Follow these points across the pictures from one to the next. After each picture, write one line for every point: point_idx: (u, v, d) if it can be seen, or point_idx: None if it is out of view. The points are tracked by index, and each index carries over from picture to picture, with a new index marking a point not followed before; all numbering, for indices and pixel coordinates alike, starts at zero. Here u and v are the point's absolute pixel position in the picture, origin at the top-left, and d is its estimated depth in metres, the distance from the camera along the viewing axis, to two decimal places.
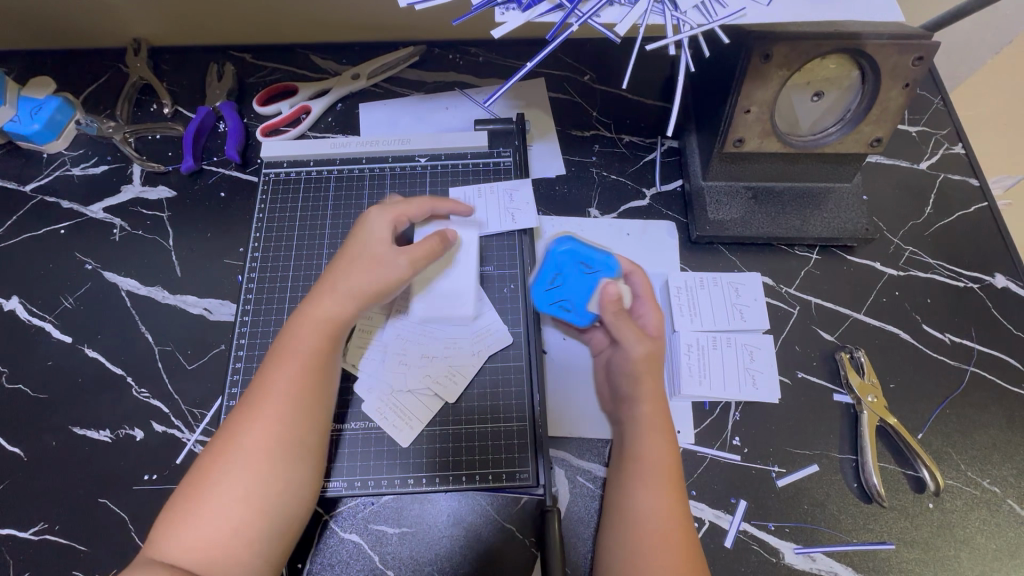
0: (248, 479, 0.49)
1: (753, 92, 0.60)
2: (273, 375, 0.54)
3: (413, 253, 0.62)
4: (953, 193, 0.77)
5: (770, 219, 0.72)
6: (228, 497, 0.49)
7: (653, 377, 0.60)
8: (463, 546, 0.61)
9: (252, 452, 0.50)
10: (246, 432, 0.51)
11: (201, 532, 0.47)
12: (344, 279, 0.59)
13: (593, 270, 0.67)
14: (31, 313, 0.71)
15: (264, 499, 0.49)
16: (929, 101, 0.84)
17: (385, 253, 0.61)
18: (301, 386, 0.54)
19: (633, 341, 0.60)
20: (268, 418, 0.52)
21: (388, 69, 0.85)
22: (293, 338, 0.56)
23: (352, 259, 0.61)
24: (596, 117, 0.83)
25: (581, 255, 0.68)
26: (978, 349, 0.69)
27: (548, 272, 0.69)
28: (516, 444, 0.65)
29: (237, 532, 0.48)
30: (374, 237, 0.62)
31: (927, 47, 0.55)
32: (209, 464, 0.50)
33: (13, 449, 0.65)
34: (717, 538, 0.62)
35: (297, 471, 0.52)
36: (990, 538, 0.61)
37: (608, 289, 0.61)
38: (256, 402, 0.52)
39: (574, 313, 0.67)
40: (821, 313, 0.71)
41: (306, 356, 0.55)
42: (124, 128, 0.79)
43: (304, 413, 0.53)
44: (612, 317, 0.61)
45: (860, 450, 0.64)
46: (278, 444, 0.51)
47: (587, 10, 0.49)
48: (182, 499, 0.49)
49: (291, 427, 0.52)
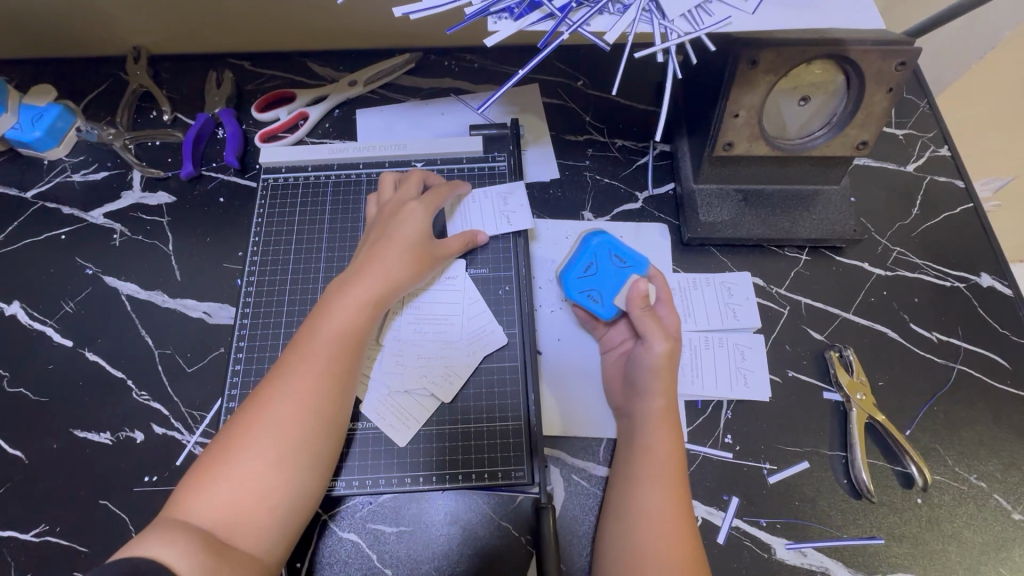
0: (282, 444, 0.52)
1: (741, 97, 0.61)
2: (314, 345, 0.57)
3: (450, 247, 0.69)
4: (939, 195, 0.79)
5: (760, 221, 0.73)
6: (261, 460, 0.50)
7: (669, 373, 0.62)
8: (460, 544, 0.62)
9: (294, 419, 0.53)
10: (285, 399, 0.53)
11: (234, 495, 0.49)
12: (386, 260, 0.64)
13: (625, 265, 0.67)
14: (32, 318, 0.72)
15: (293, 466, 0.52)
16: (915, 105, 0.85)
17: (426, 241, 0.67)
18: (342, 361, 0.57)
19: (657, 338, 0.62)
20: (310, 386, 0.55)
21: (384, 75, 0.86)
22: (336, 312, 0.60)
23: (395, 241, 0.65)
24: (588, 122, 0.84)
25: (614, 248, 0.68)
26: (964, 347, 0.70)
27: (581, 261, 0.68)
28: (512, 443, 0.66)
29: (265, 498, 0.50)
30: (413, 220, 0.67)
31: (909, 53, 0.57)
32: (246, 424, 0.52)
33: (15, 452, 0.66)
34: (710, 534, 0.63)
35: (326, 444, 0.55)
36: (977, 533, 0.62)
37: (637, 288, 0.64)
38: (298, 367, 0.55)
39: (600, 305, 0.67)
40: (811, 312, 0.72)
41: (349, 330, 0.59)
42: (124, 135, 0.80)
43: (342, 386, 0.57)
44: (639, 313, 0.63)
45: (849, 447, 0.65)
46: (316, 413, 0.54)
47: (577, 20, 0.50)
48: (211, 460, 0.50)
49: (329, 398, 0.55)
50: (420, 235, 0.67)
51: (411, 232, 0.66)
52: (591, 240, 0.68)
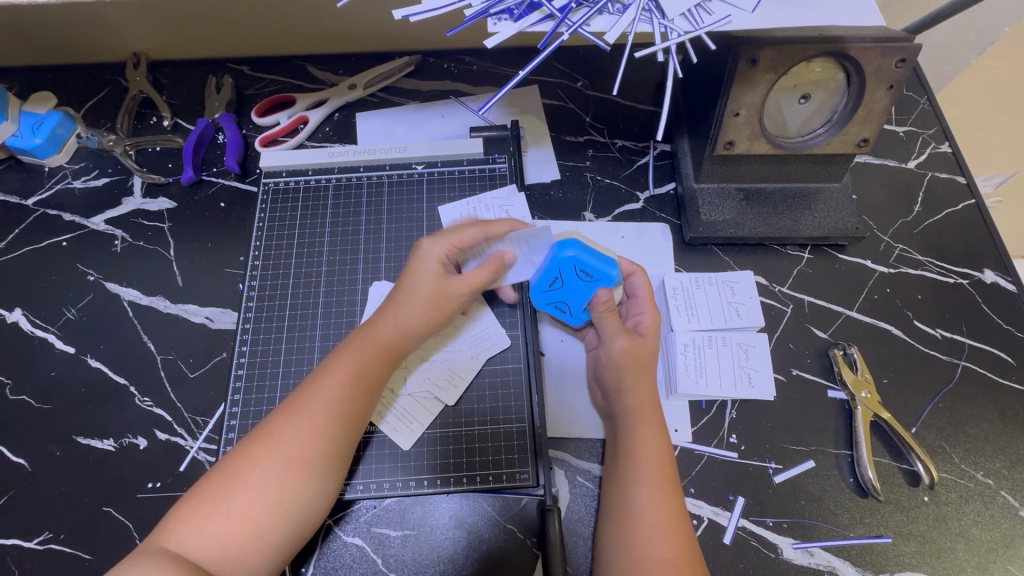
0: (279, 491, 0.51)
1: (742, 96, 0.61)
2: (323, 392, 0.55)
3: (473, 284, 0.62)
4: (940, 191, 0.79)
5: (762, 220, 0.73)
6: (256, 503, 0.50)
7: (638, 370, 0.61)
8: (464, 548, 0.62)
9: (293, 461, 0.52)
10: (287, 439, 0.52)
11: (225, 532, 0.49)
12: (402, 301, 0.61)
13: (592, 277, 0.63)
14: (34, 325, 0.72)
15: (289, 508, 0.51)
16: (916, 102, 0.85)
17: (448, 280, 0.62)
18: (350, 411, 0.56)
19: (613, 337, 0.62)
20: (313, 436, 0.53)
21: (383, 79, 0.86)
22: (346, 357, 0.58)
23: (414, 280, 0.61)
24: (589, 123, 0.84)
25: (581, 262, 0.63)
26: (968, 344, 0.70)
27: (547, 275, 0.65)
28: (515, 445, 0.65)
29: (258, 541, 0.50)
30: (438, 260, 0.62)
31: (909, 49, 0.57)
32: (244, 464, 0.51)
33: (18, 460, 0.66)
34: (716, 535, 0.62)
35: (323, 488, 0.54)
36: (985, 530, 0.62)
37: (599, 293, 0.63)
38: (303, 412, 0.54)
39: (569, 313, 0.67)
40: (814, 311, 0.72)
41: (360, 372, 0.57)
42: (123, 140, 0.80)
43: (346, 437, 0.55)
44: (600, 314, 0.63)
45: (855, 445, 0.65)
46: (317, 463, 0.53)
47: (577, 20, 0.50)
48: (204, 497, 0.50)
49: (331, 448, 0.54)
50: (443, 276, 0.61)
51: (431, 272, 0.61)
52: (554, 251, 0.63)
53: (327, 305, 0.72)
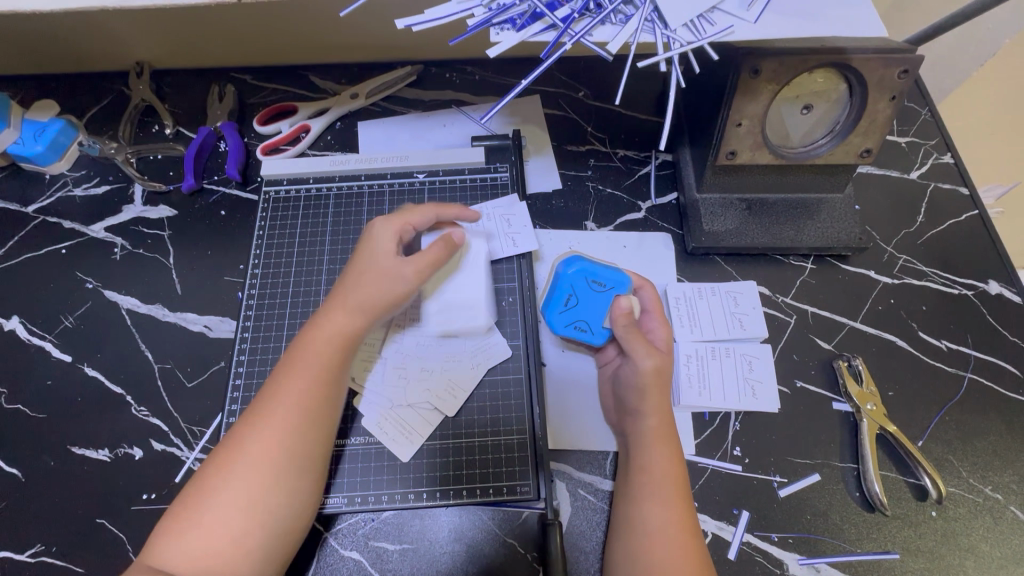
0: (246, 491, 0.50)
1: (743, 106, 0.61)
2: (281, 387, 0.55)
3: (421, 263, 0.61)
4: (943, 202, 0.78)
5: (766, 230, 0.73)
6: (226, 506, 0.49)
7: (660, 391, 0.59)
8: (464, 562, 0.61)
9: (256, 460, 0.51)
10: (250, 439, 0.52)
11: (200, 541, 0.48)
12: (355, 285, 0.60)
13: (605, 288, 0.64)
14: (32, 333, 0.72)
15: (263, 510, 0.50)
16: (917, 112, 0.85)
17: (398, 265, 0.61)
18: (310, 401, 0.55)
19: (644, 356, 0.59)
20: (274, 428, 0.52)
21: (385, 88, 0.86)
22: (303, 350, 0.57)
23: (364, 269, 0.61)
24: (590, 132, 0.84)
25: (593, 272, 0.64)
26: (974, 356, 0.69)
27: (560, 292, 0.65)
28: (516, 458, 0.64)
29: (233, 546, 0.48)
30: (383, 245, 0.62)
31: (911, 61, 0.57)
32: (212, 470, 0.51)
33: (11, 470, 0.65)
34: (721, 550, 0.61)
35: (298, 487, 0.53)
36: (994, 547, 0.61)
37: (620, 302, 0.60)
38: (263, 409, 0.54)
39: (591, 333, 0.66)
40: (818, 322, 0.72)
41: (319, 365, 0.56)
42: (125, 148, 0.80)
43: (308, 426, 0.54)
44: (623, 330, 0.60)
45: (861, 458, 0.64)
46: (281, 457, 0.52)
47: (579, 30, 0.50)
48: (182, 507, 0.50)
49: (293, 441, 0.53)
50: (389, 258, 0.61)
51: (378, 259, 0.61)
52: (568, 267, 0.64)
53: None
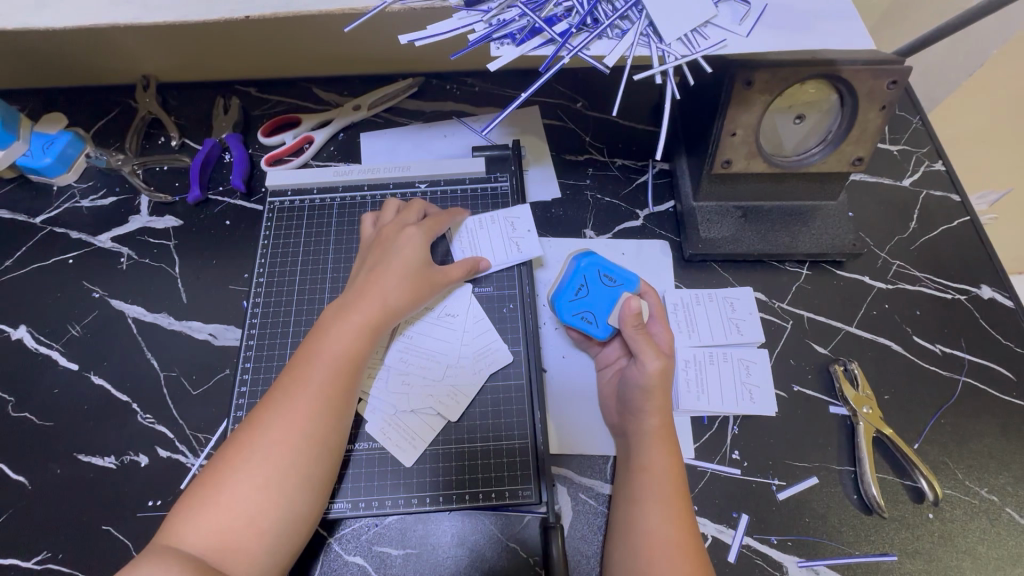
0: (267, 471, 0.51)
1: (738, 116, 0.63)
2: (308, 371, 0.57)
3: (451, 275, 0.69)
4: (935, 208, 0.80)
5: (761, 237, 0.74)
6: (245, 485, 0.50)
7: (662, 392, 0.61)
8: (467, 566, 0.62)
9: (278, 443, 0.52)
10: (273, 420, 0.53)
11: (217, 520, 0.49)
12: (383, 279, 0.64)
13: (615, 283, 0.68)
14: (39, 342, 0.73)
15: (281, 493, 0.51)
16: (908, 121, 0.87)
17: (429, 271, 0.68)
18: (338, 388, 0.57)
19: (649, 356, 0.61)
20: (298, 412, 0.54)
21: (387, 100, 0.87)
22: (327, 339, 0.59)
23: (393, 264, 0.65)
24: (588, 142, 0.86)
25: (605, 268, 0.69)
26: (968, 359, 0.70)
27: (572, 283, 0.69)
28: (518, 462, 0.65)
29: (249, 527, 0.49)
30: (415, 245, 0.67)
31: (900, 72, 0.58)
32: (235, 449, 0.52)
33: (18, 477, 0.65)
34: (721, 552, 0.62)
35: (314, 474, 0.54)
36: (991, 548, 0.61)
37: (630, 303, 0.64)
38: (290, 391, 0.55)
39: (596, 326, 0.67)
40: (814, 326, 0.73)
41: (345, 354, 0.59)
42: (132, 159, 0.82)
43: (336, 412, 0.56)
44: (632, 330, 0.63)
45: (858, 461, 0.65)
46: (302, 442, 0.53)
47: (577, 45, 0.52)
48: (200, 487, 0.51)
49: (318, 424, 0.55)
50: (421, 260, 0.67)
51: (409, 256, 0.66)
52: (583, 259, 0.69)
53: None
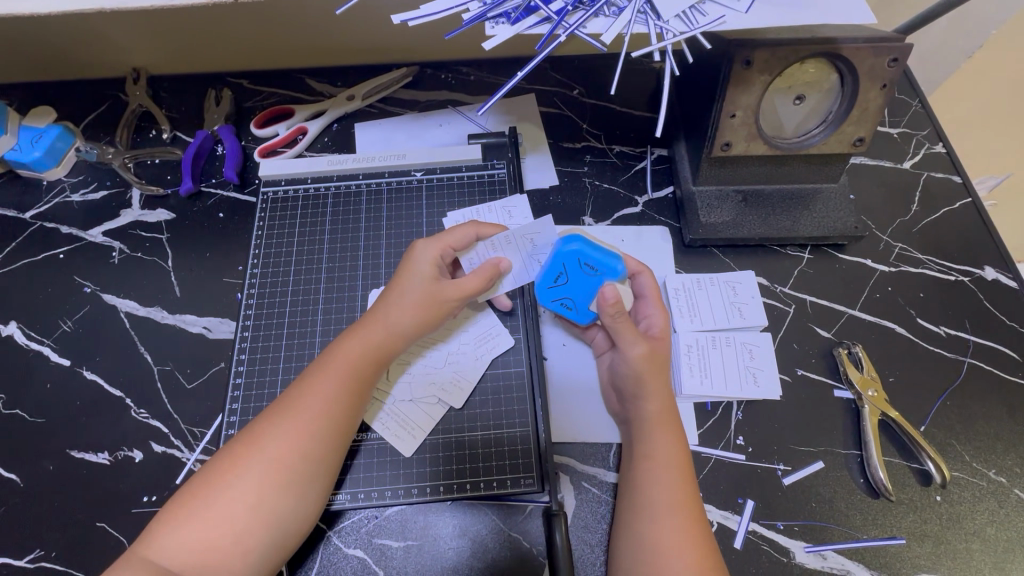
0: (257, 491, 0.50)
1: (737, 97, 0.62)
2: (309, 392, 0.55)
3: (465, 289, 0.62)
4: (937, 191, 0.79)
5: (761, 220, 0.73)
6: (233, 503, 0.49)
7: (657, 375, 0.60)
8: (469, 558, 0.60)
9: (272, 465, 0.51)
10: (267, 441, 0.52)
11: (202, 536, 0.48)
12: (394, 301, 0.62)
13: (597, 272, 0.63)
14: (30, 337, 0.71)
15: (270, 515, 0.50)
16: (908, 104, 0.86)
17: (440, 285, 0.62)
18: (337, 415, 0.55)
19: (634, 343, 0.60)
20: (296, 435, 0.53)
21: (381, 89, 0.87)
22: (333, 362, 0.58)
23: (405, 284, 0.62)
24: (585, 129, 0.85)
25: (585, 255, 0.63)
26: (973, 341, 0.69)
27: (552, 268, 0.64)
28: (521, 452, 0.64)
29: (235, 546, 0.48)
30: (430, 262, 0.63)
31: (900, 49, 0.57)
32: (222, 468, 0.51)
33: (10, 475, 0.64)
34: (727, 539, 0.61)
35: (307, 496, 0.53)
36: (1000, 530, 0.61)
37: (605, 291, 0.59)
38: (288, 412, 0.54)
39: (576, 311, 0.66)
40: (817, 310, 0.72)
41: (350, 378, 0.57)
42: (122, 153, 0.80)
43: (333, 441, 0.55)
44: (612, 320, 0.60)
45: (864, 444, 0.64)
46: (298, 466, 0.52)
47: (573, 22, 0.51)
48: (187, 497, 0.50)
49: (315, 448, 0.53)
50: (435, 279, 0.62)
51: (423, 275, 0.62)
52: (558, 245, 0.63)
53: (327, 312, 0.72)
